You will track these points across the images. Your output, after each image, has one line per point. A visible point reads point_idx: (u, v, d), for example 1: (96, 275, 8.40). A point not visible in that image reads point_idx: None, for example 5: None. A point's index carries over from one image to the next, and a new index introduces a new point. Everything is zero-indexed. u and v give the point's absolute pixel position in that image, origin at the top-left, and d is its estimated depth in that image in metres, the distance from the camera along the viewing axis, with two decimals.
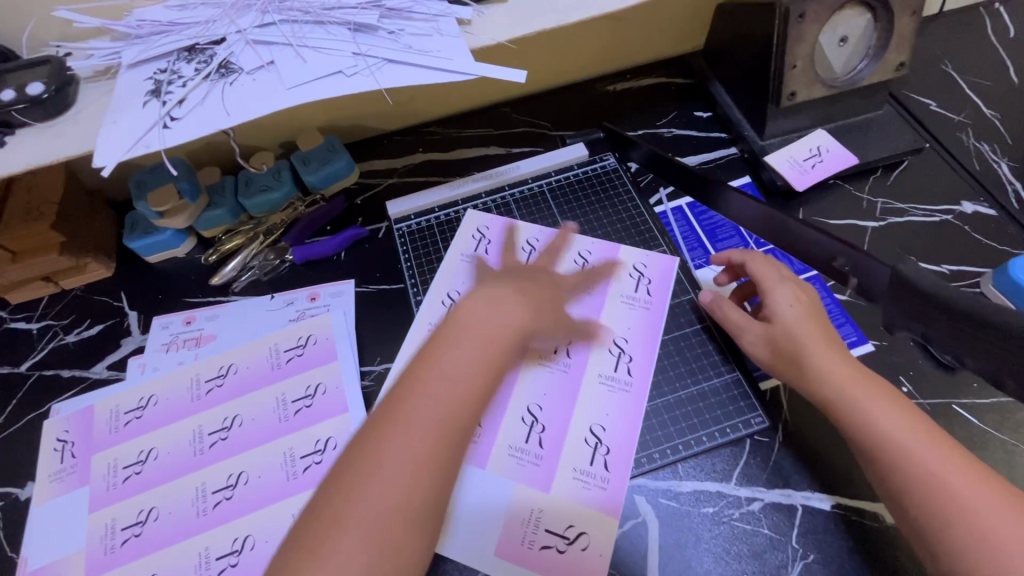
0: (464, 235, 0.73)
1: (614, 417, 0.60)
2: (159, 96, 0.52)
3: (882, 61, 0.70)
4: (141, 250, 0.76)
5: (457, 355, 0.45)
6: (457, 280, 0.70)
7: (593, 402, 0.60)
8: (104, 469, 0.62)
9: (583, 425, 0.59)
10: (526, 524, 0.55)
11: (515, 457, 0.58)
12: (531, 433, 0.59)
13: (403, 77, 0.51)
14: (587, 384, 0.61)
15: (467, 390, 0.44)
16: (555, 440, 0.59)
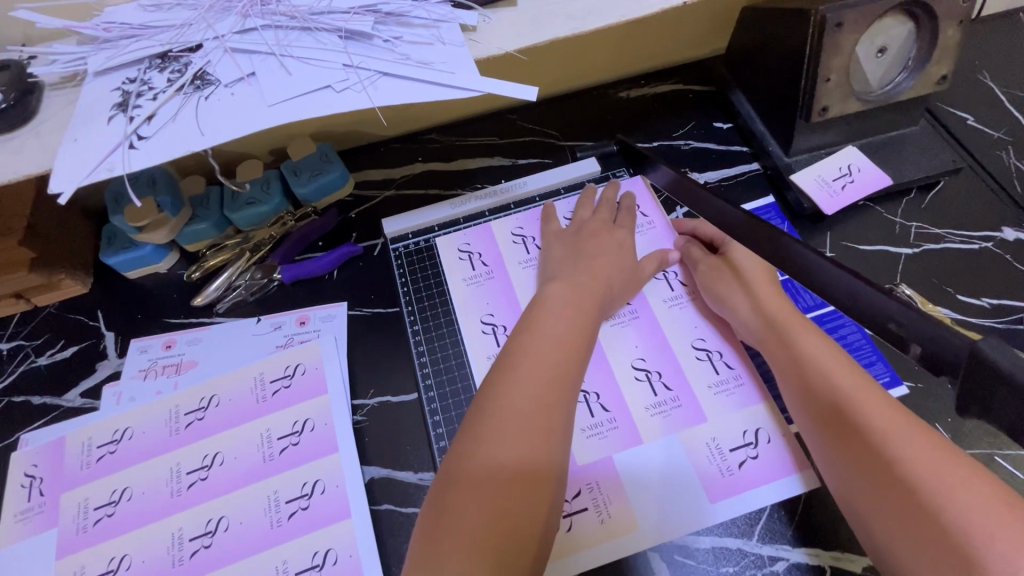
0: (450, 258, 0.69)
1: (651, 351, 0.61)
2: (126, 110, 0.46)
3: (923, 74, 0.64)
4: (118, 266, 0.71)
5: (530, 364, 0.48)
6: (472, 298, 0.66)
7: (621, 354, 0.61)
8: (74, 509, 0.58)
9: (626, 369, 0.60)
10: (605, 501, 0.54)
11: (589, 435, 0.57)
12: (591, 405, 0.59)
13: (399, 93, 0.46)
14: (610, 350, 0.61)
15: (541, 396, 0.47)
16: (614, 399, 0.59)
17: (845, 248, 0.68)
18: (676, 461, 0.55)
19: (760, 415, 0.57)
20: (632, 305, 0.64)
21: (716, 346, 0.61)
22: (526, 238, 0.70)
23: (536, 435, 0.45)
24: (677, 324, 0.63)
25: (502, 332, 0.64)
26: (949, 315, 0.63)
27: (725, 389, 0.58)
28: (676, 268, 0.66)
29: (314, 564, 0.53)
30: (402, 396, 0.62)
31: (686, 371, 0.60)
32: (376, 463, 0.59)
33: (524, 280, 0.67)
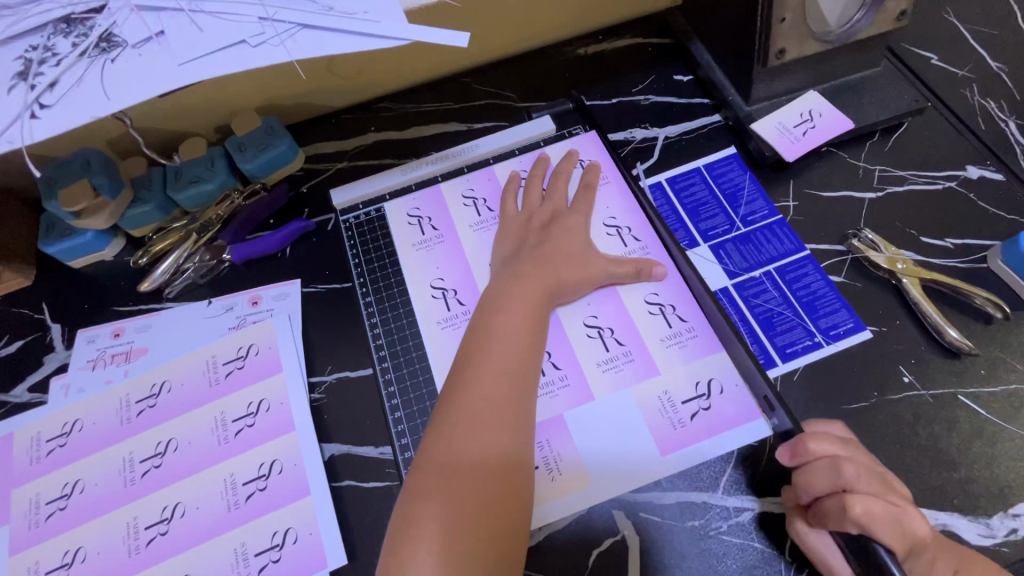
0: (399, 223, 0.67)
1: (604, 308, 0.60)
2: (27, 78, 0.43)
3: (881, 10, 0.61)
4: (60, 255, 0.68)
5: (485, 367, 0.48)
6: (429, 268, 0.64)
7: (574, 312, 0.60)
8: (24, 506, 0.56)
9: (578, 328, 0.59)
10: (558, 460, 0.54)
11: (543, 393, 0.56)
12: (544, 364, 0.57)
13: (320, 47, 0.43)
14: (563, 310, 0.60)
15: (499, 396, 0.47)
16: (566, 358, 0.58)
17: (809, 197, 0.66)
18: (635, 415, 0.55)
19: (713, 365, 0.56)
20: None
21: (669, 299, 0.60)
22: (477, 200, 0.68)
23: (502, 422, 0.46)
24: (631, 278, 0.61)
25: (454, 298, 0.62)
26: (913, 257, 0.62)
27: (678, 341, 0.58)
28: (628, 223, 0.65)
29: (274, 544, 0.52)
30: (360, 370, 0.61)
31: (639, 326, 0.59)
32: (336, 440, 0.57)
33: (476, 243, 0.65)
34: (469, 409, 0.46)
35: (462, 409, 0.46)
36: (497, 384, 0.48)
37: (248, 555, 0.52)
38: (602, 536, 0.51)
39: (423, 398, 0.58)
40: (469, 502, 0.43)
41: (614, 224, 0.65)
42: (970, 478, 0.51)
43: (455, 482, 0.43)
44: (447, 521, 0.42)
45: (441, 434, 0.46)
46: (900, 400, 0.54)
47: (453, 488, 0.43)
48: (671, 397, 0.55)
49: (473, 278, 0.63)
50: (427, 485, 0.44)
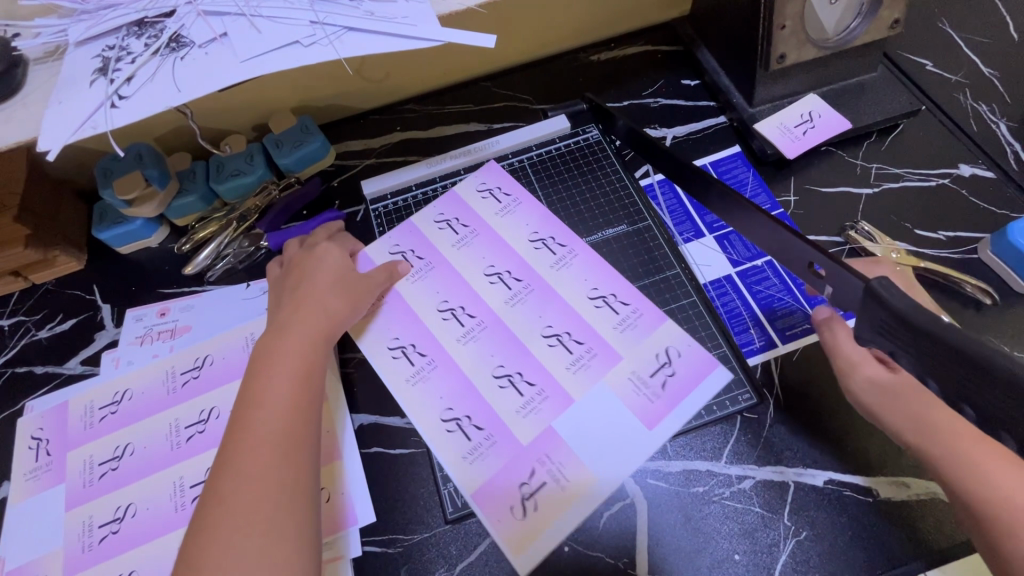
0: (430, 231, 0.69)
1: (554, 315, 0.62)
2: (106, 74, 0.49)
3: (875, 19, 0.66)
4: (111, 240, 0.73)
5: (272, 384, 0.49)
6: (474, 260, 0.67)
7: (528, 327, 0.61)
8: (79, 466, 0.61)
9: (537, 340, 0.61)
10: (556, 472, 0.54)
11: (526, 413, 0.57)
12: (516, 387, 0.58)
13: (365, 47, 0.48)
14: (516, 325, 0.62)
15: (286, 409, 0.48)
16: (533, 370, 0.59)
17: (809, 192, 0.70)
18: (618, 405, 0.56)
19: (664, 336, 0.59)
20: (520, 278, 0.64)
21: (610, 289, 0.63)
22: (492, 190, 0.71)
23: (294, 435, 0.47)
24: (569, 281, 0.64)
25: (462, 314, 0.63)
26: (907, 248, 0.65)
27: (629, 324, 0.60)
28: (550, 233, 0.67)
29: None
30: None
31: (588, 320, 0.61)
32: (366, 410, 0.62)
33: (510, 226, 0.68)
34: (256, 435, 0.46)
35: (249, 435, 0.46)
36: (293, 398, 0.49)
37: None
38: (612, 501, 0.55)
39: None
40: (251, 519, 0.42)
41: (538, 238, 0.67)
42: None
43: (242, 502, 0.42)
44: (224, 531, 0.41)
45: (228, 458, 0.45)
46: None
47: (243, 504, 0.42)
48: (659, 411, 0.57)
49: (518, 254, 0.66)
50: (213, 509, 0.43)
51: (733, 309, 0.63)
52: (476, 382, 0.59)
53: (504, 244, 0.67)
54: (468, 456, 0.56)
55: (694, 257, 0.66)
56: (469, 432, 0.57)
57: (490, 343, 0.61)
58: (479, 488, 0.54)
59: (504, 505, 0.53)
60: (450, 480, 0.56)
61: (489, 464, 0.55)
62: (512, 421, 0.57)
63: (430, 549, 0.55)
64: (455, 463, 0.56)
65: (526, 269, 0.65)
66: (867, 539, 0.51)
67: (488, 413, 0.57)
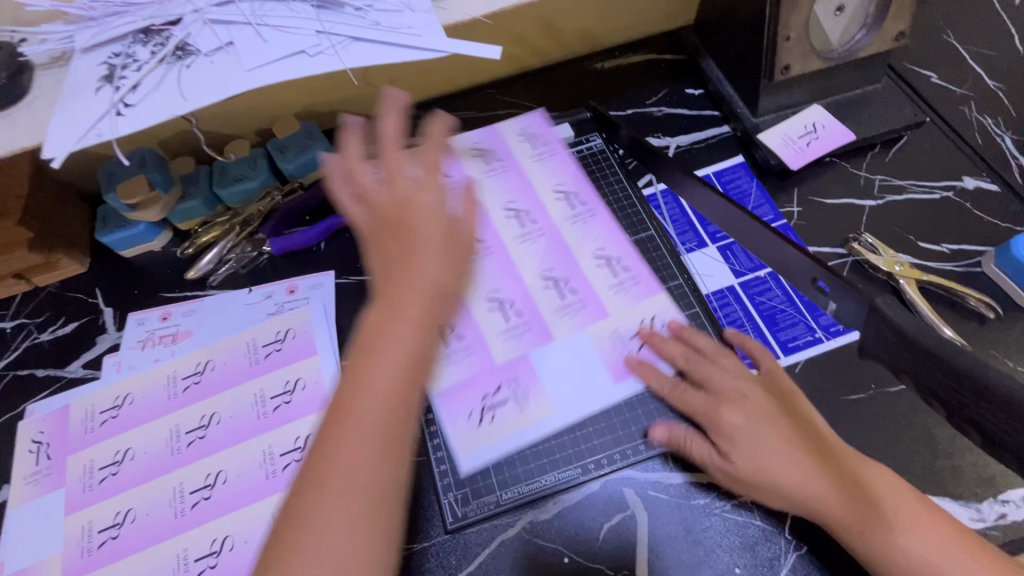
0: None
1: (557, 263, 0.65)
2: (112, 81, 0.49)
3: (881, 31, 0.66)
4: (114, 244, 0.73)
5: (385, 360, 0.40)
6: None
7: (532, 269, 0.65)
8: (79, 470, 0.61)
9: (535, 281, 0.64)
10: (515, 399, 0.58)
11: (508, 337, 0.61)
12: (505, 313, 0.62)
13: (371, 57, 0.49)
14: (521, 261, 0.65)
15: (387, 395, 0.39)
16: (524, 303, 0.63)
17: (812, 203, 0.70)
18: (592, 352, 0.60)
19: (657, 304, 0.62)
20: (535, 221, 0.68)
21: (614, 250, 0.66)
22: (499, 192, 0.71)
23: (391, 427, 0.39)
24: (579, 236, 0.67)
25: (474, 235, 0.66)
26: (910, 260, 0.65)
27: (624, 288, 0.64)
28: (574, 189, 0.70)
29: None
30: None
31: (589, 277, 0.64)
32: None
33: (540, 169, 0.71)
34: (355, 425, 0.38)
35: (348, 424, 0.38)
36: (394, 381, 0.40)
37: None
38: (612, 513, 0.55)
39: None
40: (342, 522, 0.36)
41: (562, 189, 0.70)
42: (966, 465, 0.54)
43: (345, 499, 0.37)
44: (312, 529, 0.36)
45: (324, 445, 0.38)
46: (897, 392, 0.57)
47: (342, 499, 0.37)
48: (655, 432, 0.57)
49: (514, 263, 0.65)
50: (304, 504, 0.37)
51: (735, 320, 0.63)
52: (471, 303, 0.63)
53: (529, 182, 0.70)
54: (444, 359, 0.60)
55: (697, 267, 0.66)
56: (451, 339, 0.61)
57: (494, 270, 0.65)
58: (448, 389, 0.58)
59: (464, 408, 0.58)
60: (450, 490, 0.56)
61: (461, 370, 0.59)
62: (493, 340, 0.61)
63: (430, 559, 0.54)
64: (436, 363, 0.59)
65: (543, 215, 0.68)
66: None
67: (475, 331, 0.61)
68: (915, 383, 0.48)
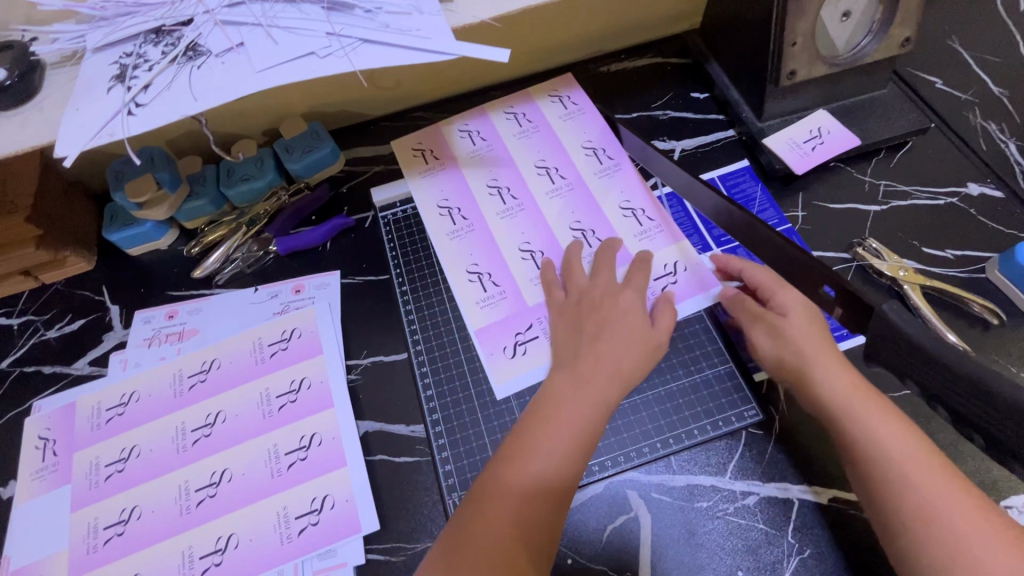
0: (429, 211, 0.72)
1: (585, 213, 0.69)
2: (124, 81, 0.49)
3: (887, 36, 0.66)
4: (121, 242, 0.74)
5: (554, 436, 0.51)
6: (467, 249, 0.69)
7: (560, 219, 0.69)
8: (86, 466, 0.61)
9: (565, 231, 0.68)
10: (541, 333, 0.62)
11: (534, 282, 0.65)
12: (536, 261, 0.67)
13: (379, 59, 0.49)
14: (550, 213, 0.69)
15: (566, 464, 0.50)
16: (553, 251, 0.67)
17: (817, 208, 0.70)
18: None
19: (679, 250, 0.66)
20: (565, 176, 0.72)
21: (639, 203, 0.69)
22: (501, 187, 0.72)
23: (551, 492, 0.49)
24: (606, 188, 0.70)
25: (508, 193, 0.72)
26: (914, 265, 0.66)
27: (648, 236, 0.67)
28: (602, 145, 0.73)
29: (313, 508, 0.57)
30: (394, 355, 0.66)
31: (613, 224, 0.68)
32: (370, 417, 0.62)
33: (570, 129, 0.75)
34: (515, 484, 0.49)
35: (509, 484, 0.49)
36: (561, 455, 0.50)
37: (289, 518, 0.56)
38: (615, 514, 0.55)
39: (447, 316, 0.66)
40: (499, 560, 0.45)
41: (590, 146, 0.73)
42: (970, 471, 0.54)
43: (508, 499, 0.48)
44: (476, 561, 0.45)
45: (491, 495, 0.49)
46: (899, 397, 0.57)
47: (508, 500, 0.48)
48: (658, 435, 0.58)
49: (504, 260, 0.67)
50: (466, 544, 0.46)
51: None
52: (505, 253, 0.68)
53: (561, 144, 0.74)
54: (481, 303, 0.65)
55: None
56: (488, 285, 0.66)
57: (525, 223, 0.69)
58: (483, 327, 0.64)
59: (499, 343, 0.63)
60: (454, 491, 0.57)
61: (497, 312, 0.64)
62: (522, 284, 0.65)
63: None
64: (469, 308, 0.65)
65: (572, 170, 0.72)
66: (871, 559, 0.51)
67: (507, 278, 0.66)
68: (919, 388, 0.49)
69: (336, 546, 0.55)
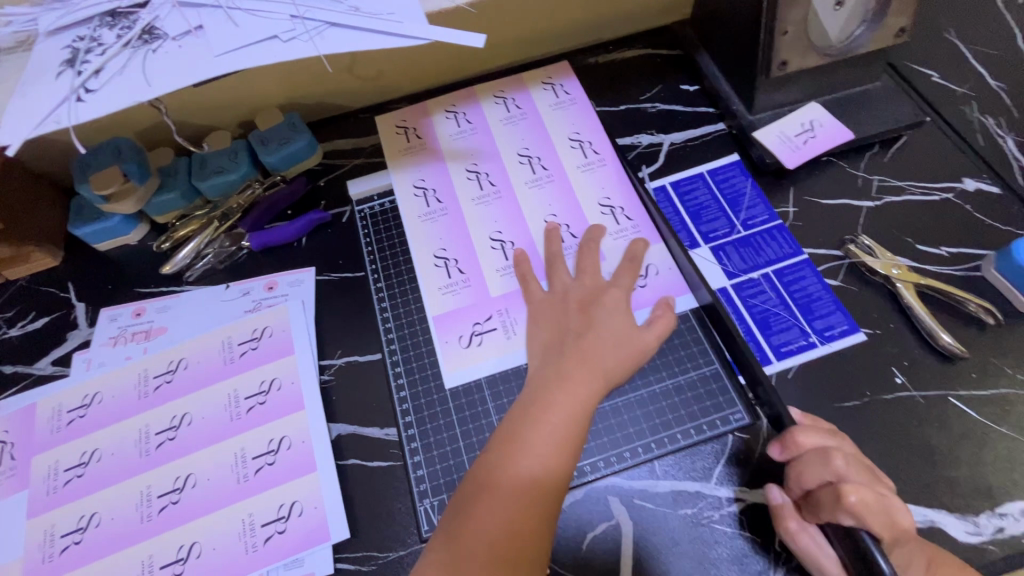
0: (405, 195, 0.70)
1: (561, 206, 0.66)
2: (74, 65, 0.47)
3: (881, 27, 0.64)
4: (88, 237, 0.71)
5: (540, 433, 0.49)
6: (440, 237, 0.66)
7: (536, 210, 0.66)
8: (43, 472, 0.58)
9: (538, 221, 0.66)
10: (502, 325, 0.60)
11: (502, 273, 0.63)
12: (505, 251, 0.64)
13: (345, 42, 0.46)
14: (527, 206, 0.67)
15: (551, 463, 0.48)
16: (524, 243, 0.65)
17: (809, 203, 0.68)
18: None
19: (657, 254, 0.63)
20: (546, 167, 0.69)
21: (620, 202, 0.66)
22: (481, 174, 0.69)
23: (534, 490, 0.47)
24: (587, 184, 0.68)
25: (486, 179, 0.69)
26: (908, 263, 0.63)
27: (624, 235, 0.64)
28: (589, 139, 0.71)
29: (280, 516, 0.54)
30: (368, 356, 0.63)
31: (591, 220, 0.65)
32: (343, 420, 0.59)
33: (558, 118, 0.72)
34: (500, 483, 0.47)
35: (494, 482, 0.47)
36: (546, 453, 0.48)
37: (255, 526, 0.54)
38: (595, 523, 0.53)
39: (411, 305, 0.64)
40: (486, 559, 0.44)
41: (578, 139, 0.71)
42: (961, 476, 0.52)
43: (498, 496, 0.46)
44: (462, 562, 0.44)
45: (475, 495, 0.47)
46: (892, 399, 0.56)
47: (492, 499, 0.46)
48: (640, 438, 0.55)
49: (475, 250, 0.65)
50: (453, 546, 0.45)
51: None
52: (473, 239, 0.65)
53: (547, 133, 0.71)
54: (443, 289, 0.63)
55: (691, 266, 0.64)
56: (452, 271, 0.64)
57: (498, 213, 0.67)
58: (443, 313, 0.62)
59: (455, 332, 0.61)
60: (427, 496, 0.54)
61: (457, 300, 0.62)
62: (489, 275, 0.63)
63: (405, 569, 0.52)
64: (432, 293, 0.63)
65: (554, 161, 0.69)
66: None
67: (476, 267, 0.64)
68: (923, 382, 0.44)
69: (302, 555, 0.53)
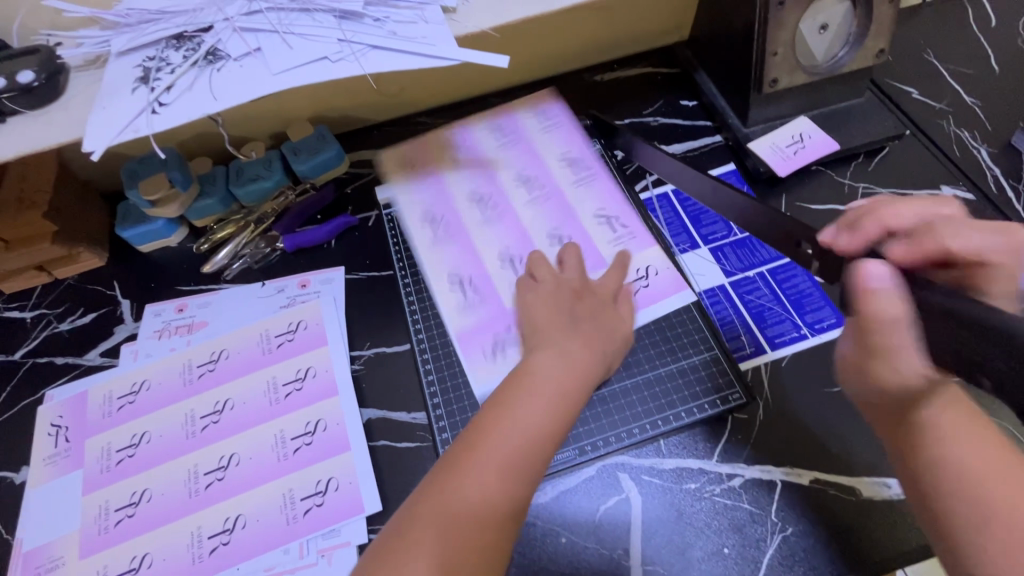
0: (411, 224, 0.73)
1: (562, 221, 0.72)
2: (147, 82, 0.53)
3: (861, 48, 0.71)
4: (133, 239, 0.77)
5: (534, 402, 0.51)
6: (450, 258, 0.70)
7: (540, 229, 0.72)
8: (97, 452, 0.63)
9: (545, 241, 0.71)
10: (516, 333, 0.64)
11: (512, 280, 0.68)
12: (516, 266, 0.69)
13: (386, 63, 0.52)
14: (532, 225, 0.72)
15: (541, 431, 0.49)
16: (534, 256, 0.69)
17: (800, 209, 0.74)
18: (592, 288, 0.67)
19: (656, 255, 0.68)
20: (541, 187, 0.75)
21: (614, 211, 0.72)
22: (483, 197, 0.75)
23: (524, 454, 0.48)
24: (582, 198, 0.73)
25: (489, 203, 0.74)
26: None
27: (622, 241, 0.70)
28: (578, 156, 0.77)
29: (318, 490, 0.59)
30: (396, 347, 0.68)
31: (590, 231, 0.71)
32: (373, 405, 0.65)
33: (548, 140, 0.78)
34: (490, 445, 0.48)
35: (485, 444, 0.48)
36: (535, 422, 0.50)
37: (295, 499, 0.59)
38: (607, 496, 0.58)
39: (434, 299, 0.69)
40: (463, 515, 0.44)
41: (567, 159, 0.77)
42: None
43: (485, 458, 0.47)
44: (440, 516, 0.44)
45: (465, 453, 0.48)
46: None
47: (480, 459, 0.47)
48: (647, 417, 0.61)
49: (487, 267, 0.69)
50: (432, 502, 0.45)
51: (726, 318, 0.66)
52: (485, 259, 0.70)
53: (540, 156, 0.77)
54: (461, 309, 0.67)
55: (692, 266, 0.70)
56: (468, 292, 0.68)
57: (504, 233, 0.72)
58: (463, 332, 0.65)
59: (477, 349, 0.64)
60: None
61: (475, 318, 0.66)
62: (501, 284, 0.68)
63: None
64: (451, 313, 0.66)
65: (549, 181, 0.75)
66: (848, 534, 0.54)
67: (490, 283, 0.68)
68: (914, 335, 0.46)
69: (338, 526, 0.58)
